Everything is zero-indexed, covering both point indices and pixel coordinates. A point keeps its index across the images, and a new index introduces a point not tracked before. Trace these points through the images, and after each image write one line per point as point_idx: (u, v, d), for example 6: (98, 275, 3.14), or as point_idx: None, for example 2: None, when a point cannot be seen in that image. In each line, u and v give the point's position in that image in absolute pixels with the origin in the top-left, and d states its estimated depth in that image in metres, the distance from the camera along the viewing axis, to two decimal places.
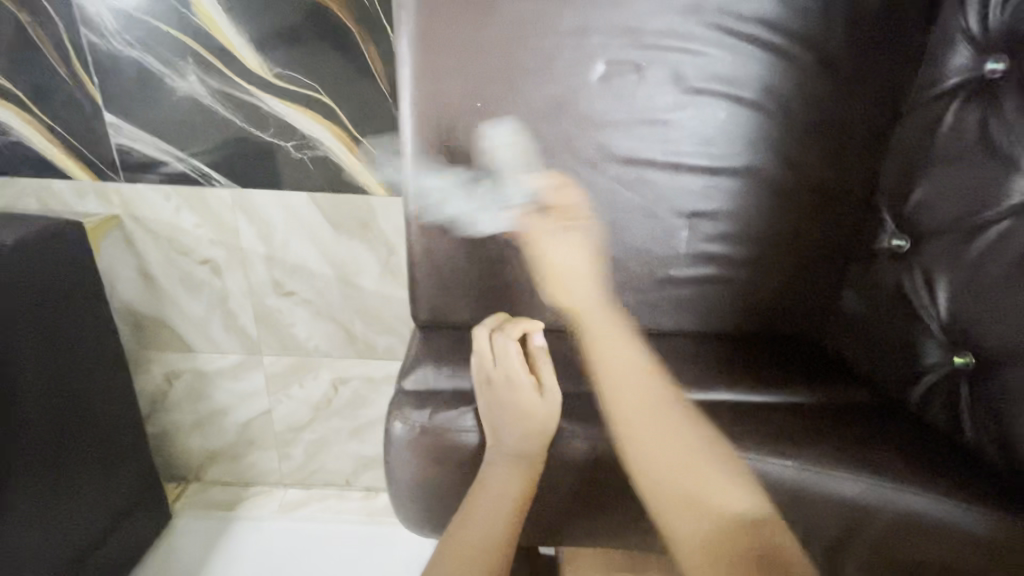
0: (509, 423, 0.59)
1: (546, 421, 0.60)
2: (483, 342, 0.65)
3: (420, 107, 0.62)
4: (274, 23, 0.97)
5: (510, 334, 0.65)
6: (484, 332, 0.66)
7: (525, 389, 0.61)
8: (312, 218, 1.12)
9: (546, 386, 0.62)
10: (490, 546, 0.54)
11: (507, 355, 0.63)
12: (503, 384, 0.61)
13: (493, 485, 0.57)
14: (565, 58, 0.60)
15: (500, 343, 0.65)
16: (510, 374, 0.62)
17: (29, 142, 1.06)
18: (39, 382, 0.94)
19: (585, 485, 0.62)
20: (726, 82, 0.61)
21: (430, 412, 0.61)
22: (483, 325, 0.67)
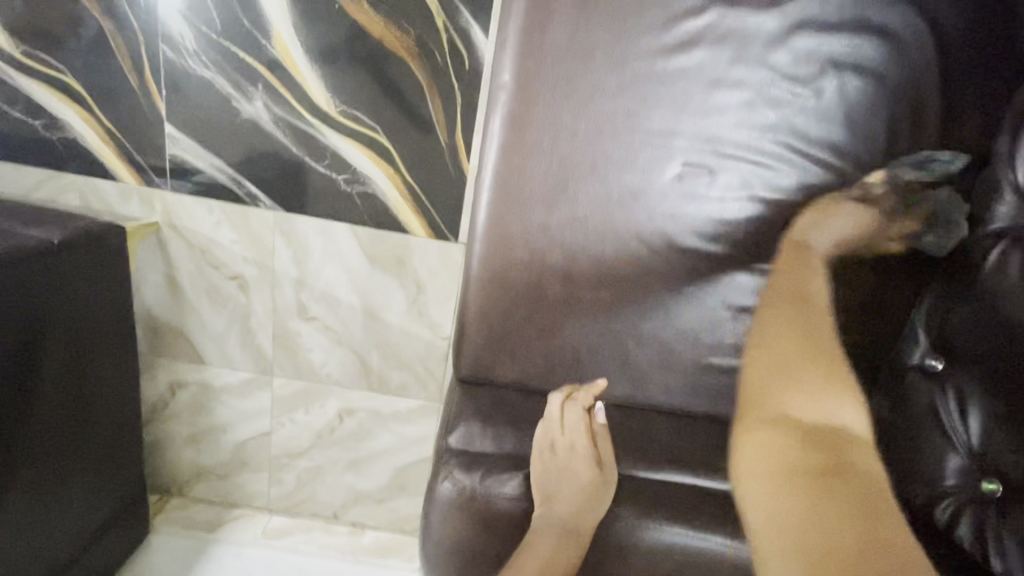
0: (568, 493, 0.63)
1: (597, 497, 0.64)
2: (555, 410, 0.68)
3: (502, 177, 0.66)
4: (348, 65, 1.00)
5: (578, 404, 0.69)
6: (557, 399, 0.69)
7: (586, 461, 0.65)
8: (350, 250, 1.14)
9: (605, 461, 0.66)
10: None
11: (576, 426, 0.67)
12: (568, 455, 0.65)
13: (539, 552, 0.60)
14: (646, 154, 0.65)
15: (570, 411, 0.68)
16: (574, 444, 0.66)
17: (83, 140, 1.07)
18: (57, 382, 0.93)
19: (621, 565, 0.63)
20: (790, 195, 0.66)
21: (480, 474, 0.63)
22: (556, 393, 0.70)
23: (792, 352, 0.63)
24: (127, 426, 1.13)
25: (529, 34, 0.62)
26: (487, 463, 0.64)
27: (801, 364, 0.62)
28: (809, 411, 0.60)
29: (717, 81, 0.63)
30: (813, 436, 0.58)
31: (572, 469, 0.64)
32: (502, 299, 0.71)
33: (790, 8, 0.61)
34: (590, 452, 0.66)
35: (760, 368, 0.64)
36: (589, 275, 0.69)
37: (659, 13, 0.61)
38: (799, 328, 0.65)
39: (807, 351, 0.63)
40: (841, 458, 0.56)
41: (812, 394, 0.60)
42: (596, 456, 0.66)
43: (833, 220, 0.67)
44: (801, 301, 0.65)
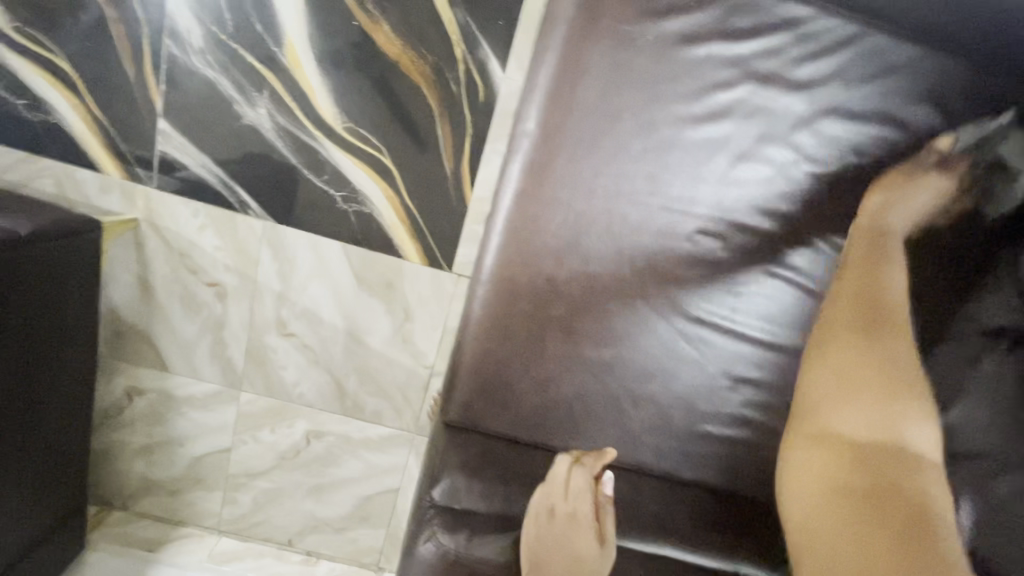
0: (562, 567, 0.58)
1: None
2: (562, 474, 0.62)
3: (513, 224, 0.64)
4: (360, 82, 0.98)
5: (587, 471, 0.63)
6: (564, 462, 0.63)
7: (585, 537, 0.60)
8: (338, 268, 1.10)
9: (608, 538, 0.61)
10: None
11: (582, 495, 0.61)
12: (570, 526, 0.60)
13: None
14: (663, 217, 0.64)
15: (578, 478, 0.62)
16: (577, 515, 0.60)
17: (67, 126, 1.01)
18: (7, 383, 0.85)
19: None
20: (801, 272, 0.66)
21: (466, 536, 0.61)
22: (563, 455, 0.64)
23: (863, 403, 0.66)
24: (74, 434, 1.05)
25: (559, 85, 0.60)
26: (473, 526, 0.62)
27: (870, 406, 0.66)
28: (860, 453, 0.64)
29: (742, 154, 0.63)
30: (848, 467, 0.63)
31: (569, 540, 0.59)
32: (500, 347, 0.68)
33: (817, 93, 0.63)
34: (593, 526, 0.61)
35: (831, 404, 0.67)
36: (592, 332, 0.67)
37: (692, 81, 0.61)
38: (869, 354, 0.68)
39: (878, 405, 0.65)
40: (893, 474, 0.62)
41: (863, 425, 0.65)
42: (598, 531, 0.61)
43: None
44: (871, 297, 0.68)
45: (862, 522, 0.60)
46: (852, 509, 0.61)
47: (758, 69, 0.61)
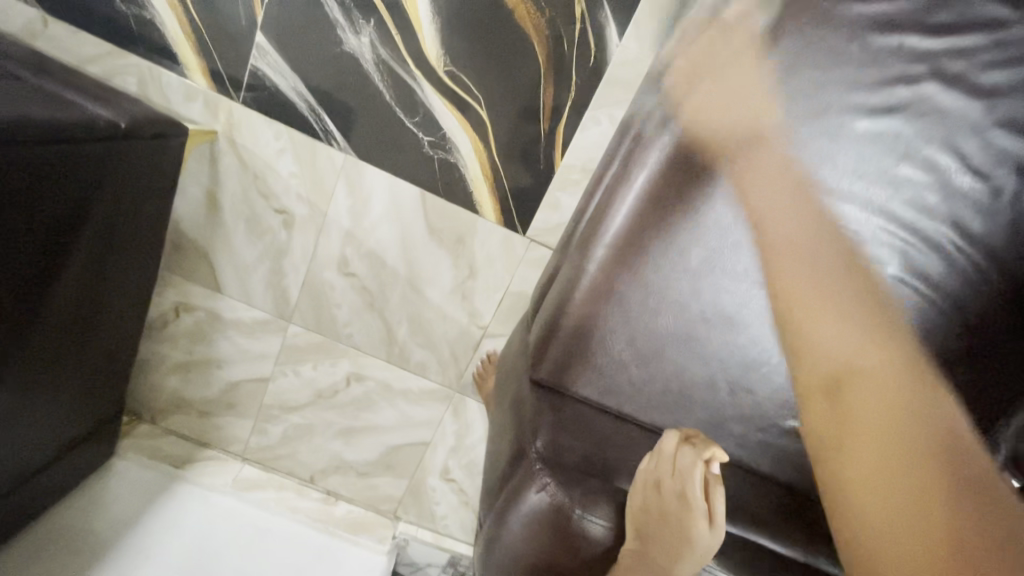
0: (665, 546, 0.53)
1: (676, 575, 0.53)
2: (667, 448, 0.56)
3: (657, 186, 0.63)
4: (470, 26, 0.95)
5: (700, 454, 0.54)
6: (671, 438, 0.57)
7: (692, 522, 0.53)
8: (411, 214, 1.08)
9: (719, 521, 0.53)
10: None
11: (691, 482, 0.53)
12: (671, 509, 0.53)
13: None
14: (807, 206, 0.63)
15: (687, 462, 0.54)
16: (687, 500, 0.53)
17: (159, 24, 0.97)
18: (79, 276, 0.84)
19: None
20: (930, 284, 0.65)
21: (577, 493, 0.58)
22: (673, 430, 0.58)
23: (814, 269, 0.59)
24: (126, 337, 1.04)
25: (738, 53, 0.59)
26: (586, 484, 0.59)
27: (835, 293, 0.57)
28: (883, 413, 0.48)
29: (904, 154, 0.62)
30: (907, 421, 0.47)
31: (675, 522, 0.53)
32: (613, 313, 0.66)
33: (999, 103, 0.62)
34: (703, 513, 0.53)
35: (784, 262, 0.62)
36: (707, 311, 0.66)
37: (875, 71, 0.60)
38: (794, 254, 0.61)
39: (842, 297, 0.56)
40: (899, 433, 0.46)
41: (862, 390, 0.51)
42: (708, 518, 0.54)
43: (959, 319, 0.66)
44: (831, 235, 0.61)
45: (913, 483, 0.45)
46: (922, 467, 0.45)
47: (946, 68, 0.60)
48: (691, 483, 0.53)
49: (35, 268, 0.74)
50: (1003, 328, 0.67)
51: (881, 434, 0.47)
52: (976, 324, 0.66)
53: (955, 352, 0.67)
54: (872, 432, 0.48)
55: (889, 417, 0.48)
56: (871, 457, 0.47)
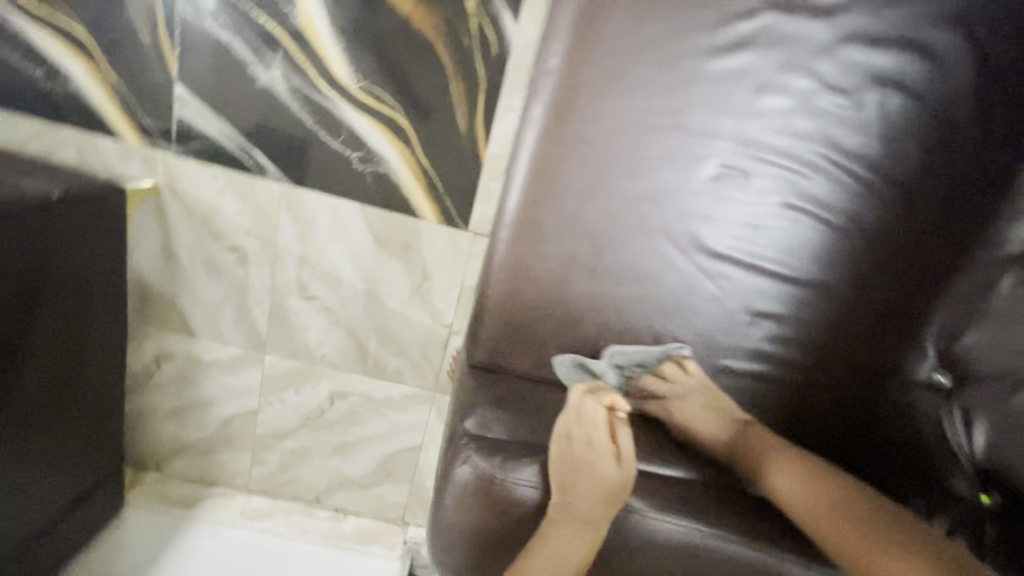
0: (584, 488, 0.56)
1: (600, 515, 0.55)
2: (572, 400, 0.61)
3: (539, 164, 0.65)
4: (371, 39, 0.98)
5: (601, 399, 0.61)
6: (576, 392, 0.62)
7: (601, 459, 0.57)
8: (357, 229, 1.12)
9: (625, 457, 0.58)
10: None
11: (595, 422, 0.59)
12: (585, 451, 0.57)
13: (557, 543, 0.55)
14: (684, 153, 0.64)
15: (589, 407, 0.60)
16: (592, 438, 0.58)
17: (85, 94, 1.02)
18: (47, 340, 0.89)
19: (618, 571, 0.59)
20: (822, 206, 0.66)
21: (501, 460, 0.59)
22: (577, 386, 0.63)
23: (817, 511, 0.56)
24: (112, 392, 1.09)
25: (580, 22, 0.60)
26: (508, 449, 0.60)
27: (862, 526, 0.53)
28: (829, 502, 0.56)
29: (764, 85, 0.62)
30: (851, 509, 0.55)
31: (588, 463, 0.57)
32: (529, 289, 0.70)
33: (840, 19, 0.62)
34: (610, 447, 0.58)
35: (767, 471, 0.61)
36: (617, 269, 0.69)
37: (713, 14, 0.61)
38: (807, 485, 0.58)
39: (836, 508, 0.55)
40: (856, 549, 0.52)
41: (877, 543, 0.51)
42: (616, 452, 0.58)
43: (858, 233, 0.67)
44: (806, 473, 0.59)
45: None
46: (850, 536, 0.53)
47: None
48: (596, 427, 0.58)
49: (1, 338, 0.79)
50: (909, 233, 0.67)
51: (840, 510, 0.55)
52: (877, 234, 0.67)
53: (860, 264, 0.68)
54: (808, 485, 0.58)
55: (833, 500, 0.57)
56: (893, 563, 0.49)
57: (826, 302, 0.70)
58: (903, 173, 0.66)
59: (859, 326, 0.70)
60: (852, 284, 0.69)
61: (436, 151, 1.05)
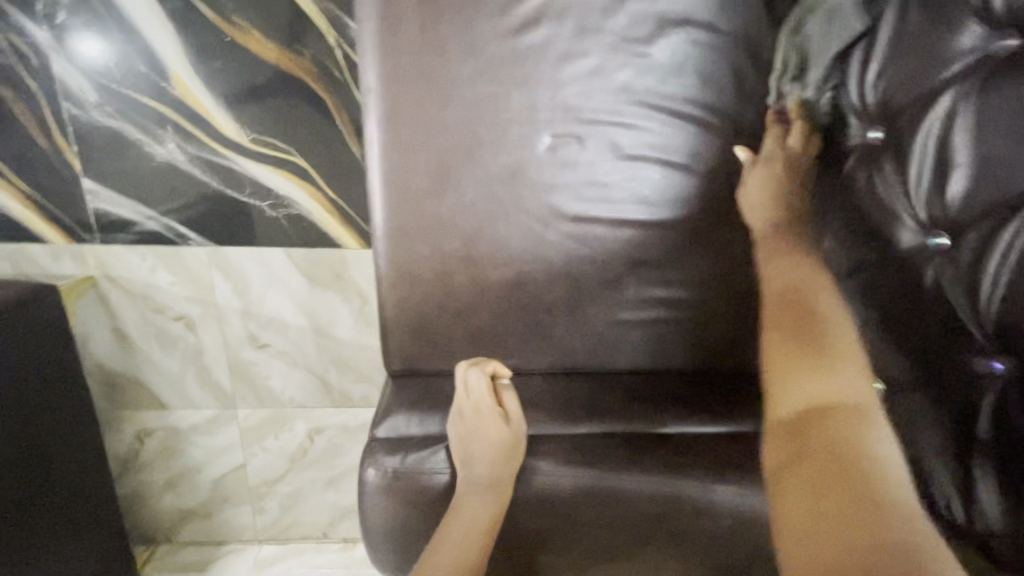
0: (482, 451, 0.64)
1: (501, 471, 0.63)
2: (460, 377, 0.68)
3: (387, 176, 0.68)
4: (249, 93, 1.03)
5: (483, 369, 0.67)
6: (460, 368, 0.68)
7: (492, 422, 0.64)
8: (287, 272, 1.16)
9: (512, 416, 0.66)
10: (461, 567, 0.59)
11: (481, 391, 0.66)
12: (475, 419, 0.65)
13: (466, 510, 0.62)
14: (516, 133, 0.67)
15: (474, 379, 0.67)
16: (480, 406, 0.65)
17: (4, 208, 1.08)
18: (2, 444, 0.96)
19: (538, 531, 0.64)
20: (661, 150, 0.68)
21: (402, 455, 0.65)
22: (462, 363, 0.70)
23: (784, 327, 0.58)
24: (96, 476, 1.17)
25: (385, 40, 0.65)
26: (410, 442, 0.67)
27: (822, 411, 0.51)
28: (812, 365, 0.55)
29: (567, 54, 0.65)
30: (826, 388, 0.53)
31: (480, 429, 0.64)
32: (416, 292, 0.72)
33: None
34: (498, 411, 0.65)
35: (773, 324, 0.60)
36: (489, 255, 0.71)
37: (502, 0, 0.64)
38: (790, 304, 0.59)
39: (802, 330, 0.57)
40: (821, 421, 0.51)
41: (812, 371, 0.54)
42: (504, 414, 0.66)
43: (706, 167, 0.69)
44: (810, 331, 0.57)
45: (824, 475, 0.47)
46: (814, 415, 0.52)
47: None
48: (481, 397, 0.66)
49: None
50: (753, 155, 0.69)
51: (823, 384, 0.53)
52: (724, 163, 0.69)
53: (718, 195, 0.70)
54: (816, 359, 0.55)
55: (830, 375, 0.54)
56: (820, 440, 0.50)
57: (699, 238, 0.71)
58: (725, 101, 0.68)
59: (735, 251, 0.72)
60: (717, 216, 0.71)
61: (338, 181, 1.09)
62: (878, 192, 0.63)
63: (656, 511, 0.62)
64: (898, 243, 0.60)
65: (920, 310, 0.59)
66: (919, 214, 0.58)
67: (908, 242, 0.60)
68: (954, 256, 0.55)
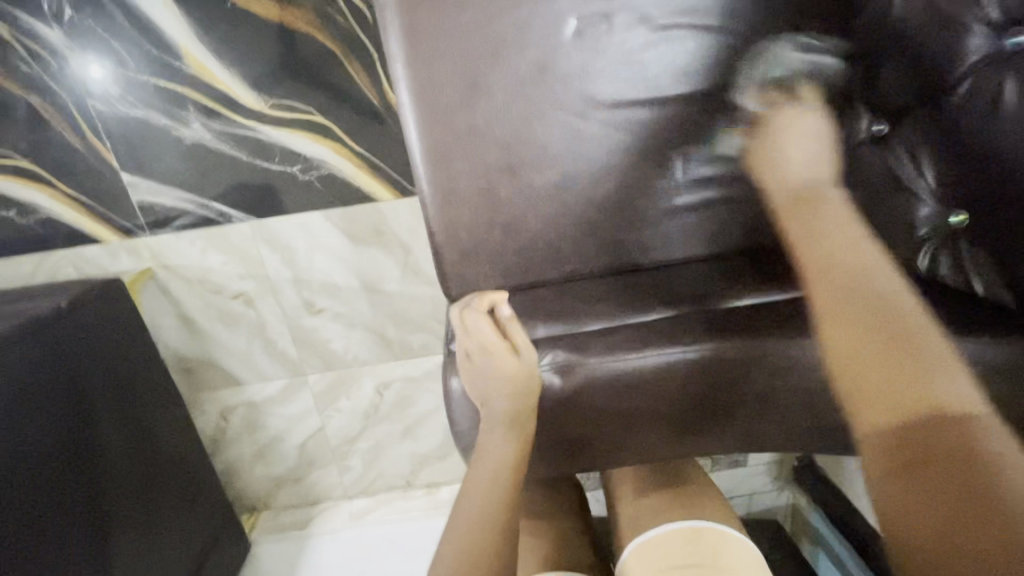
0: (502, 390, 0.61)
1: (528, 382, 0.62)
2: (462, 317, 0.67)
3: (417, 94, 0.67)
4: (260, 57, 1.02)
5: (479, 309, 0.67)
6: (460, 307, 0.68)
7: (499, 356, 0.62)
8: (330, 235, 1.18)
9: (519, 347, 0.63)
10: (494, 508, 0.58)
11: (479, 329, 0.65)
12: (481, 355, 0.64)
13: (490, 455, 0.61)
14: (538, 24, 0.65)
15: (472, 317, 0.66)
16: (484, 343, 0.64)
17: (56, 216, 1.13)
18: (109, 427, 1.04)
19: (622, 419, 0.65)
20: (693, 15, 0.65)
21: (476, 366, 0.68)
22: (462, 303, 0.70)
23: (863, 319, 0.55)
24: (193, 452, 1.26)
25: None
26: None
27: (897, 400, 0.51)
28: (879, 344, 0.54)
29: None
30: (888, 364, 0.52)
31: (489, 365, 0.63)
32: (464, 212, 0.72)
33: None
34: (504, 344, 0.63)
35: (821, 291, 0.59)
36: (531, 158, 0.70)
37: None
38: (881, 323, 0.55)
39: (880, 332, 0.54)
40: (927, 419, 0.49)
41: (887, 370, 0.52)
42: (511, 346, 0.63)
43: (742, 24, 0.65)
44: (883, 297, 0.56)
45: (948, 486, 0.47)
46: (912, 416, 0.50)
47: None
48: (484, 332, 0.64)
49: (65, 434, 0.95)
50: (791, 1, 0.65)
51: (886, 361, 0.53)
52: (761, 15, 0.65)
53: (759, 52, 0.66)
54: (876, 326, 0.55)
55: (928, 370, 0.51)
56: (900, 427, 0.51)
57: (744, 104, 0.68)
58: None
59: None
60: (760, 76, 0.67)
61: (361, 132, 1.08)
62: (937, 7, 0.57)
63: (729, 377, 0.62)
64: (967, 56, 0.55)
65: (1000, 122, 0.52)
66: (992, 17, 0.53)
67: (979, 53, 0.54)
68: None
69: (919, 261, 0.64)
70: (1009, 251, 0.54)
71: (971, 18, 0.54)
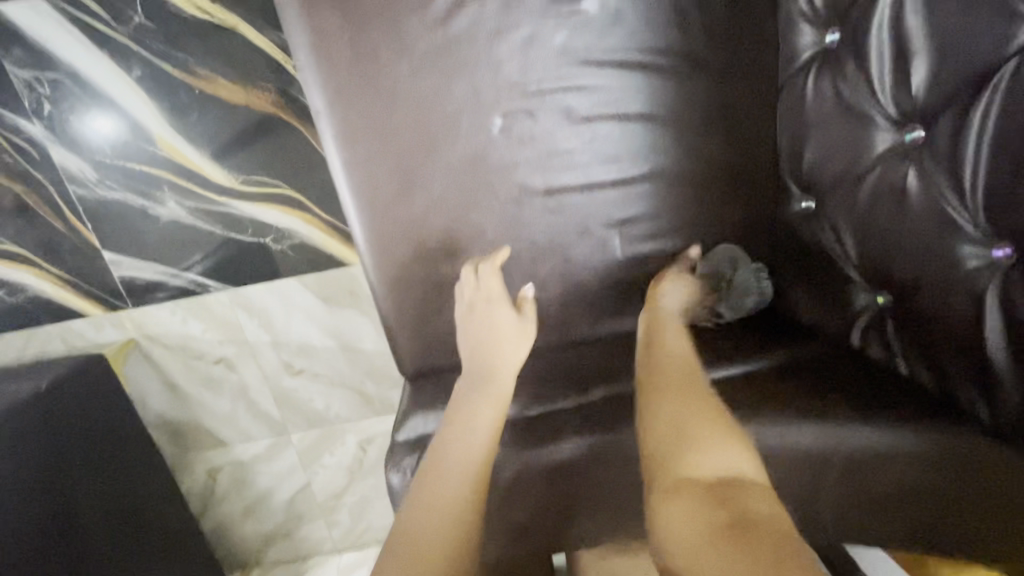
0: (478, 391, 0.63)
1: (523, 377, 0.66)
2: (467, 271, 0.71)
3: (356, 190, 0.70)
4: (228, 139, 1.07)
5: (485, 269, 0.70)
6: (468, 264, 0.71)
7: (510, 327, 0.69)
8: (305, 299, 1.21)
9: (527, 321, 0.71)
10: (456, 514, 0.53)
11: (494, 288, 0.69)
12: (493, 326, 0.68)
13: (453, 453, 0.58)
14: (467, 122, 0.67)
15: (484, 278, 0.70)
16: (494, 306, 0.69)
17: (43, 293, 1.18)
18: (93, 503, 1.06)
19: (561, 509, 0.66)
20: (615, 105, 0.67)
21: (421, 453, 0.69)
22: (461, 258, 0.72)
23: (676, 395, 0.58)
24: (179, 516, 1.27)
25: (321, 61, 0.66)
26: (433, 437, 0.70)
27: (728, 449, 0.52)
28: (678, 409, 0.56)
29: (499, 32, 0.64)
30: (704, 425, 0.54)
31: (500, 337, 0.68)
32: (411, 297, 0.74)
33: None
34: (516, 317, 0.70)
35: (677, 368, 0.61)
36: (472, 244, 0.72)
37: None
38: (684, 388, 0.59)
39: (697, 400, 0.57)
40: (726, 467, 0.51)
41: (695, 424, 0.55)
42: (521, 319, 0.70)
43: (665, 110, 0.67)
44: (682, 379, 0.60)
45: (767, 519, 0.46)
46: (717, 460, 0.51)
47: None
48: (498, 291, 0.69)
49: (48, 517, 0.97)
50: (711, 87, 0.66)
51: (702, 419, 0.55)
52: (683, 102, 0.67)
53: (685, 135, 0.68)
54: (684, 396, 0.57)
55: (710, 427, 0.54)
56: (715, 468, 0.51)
57: (675, 183, 0.70)
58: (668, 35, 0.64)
59: (715, 191, 0.70)
60: (687, 156, 0.68)
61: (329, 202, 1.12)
62: (846, 98, 0.58)
63: None
64: (875, 146, 0.56)
65: (912, 213, 0.53)
66: (891, 114, 0.54)
67: (885, 144, 0.55)
68: (932, 149, 0.51)
69: (852, 334, 0.64)
70: (931, 337, 0.54)
71: (875, 113, 0.56)
